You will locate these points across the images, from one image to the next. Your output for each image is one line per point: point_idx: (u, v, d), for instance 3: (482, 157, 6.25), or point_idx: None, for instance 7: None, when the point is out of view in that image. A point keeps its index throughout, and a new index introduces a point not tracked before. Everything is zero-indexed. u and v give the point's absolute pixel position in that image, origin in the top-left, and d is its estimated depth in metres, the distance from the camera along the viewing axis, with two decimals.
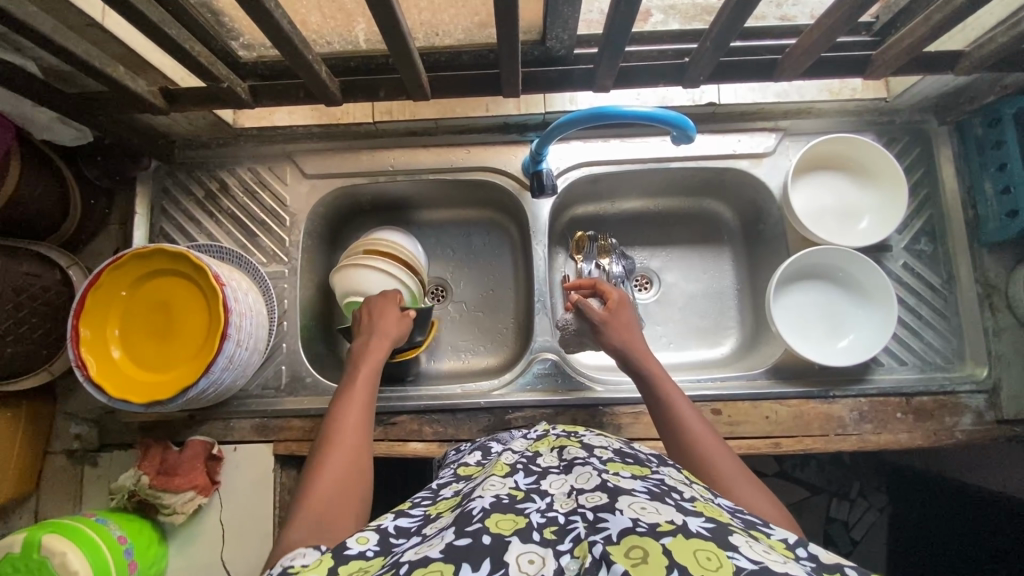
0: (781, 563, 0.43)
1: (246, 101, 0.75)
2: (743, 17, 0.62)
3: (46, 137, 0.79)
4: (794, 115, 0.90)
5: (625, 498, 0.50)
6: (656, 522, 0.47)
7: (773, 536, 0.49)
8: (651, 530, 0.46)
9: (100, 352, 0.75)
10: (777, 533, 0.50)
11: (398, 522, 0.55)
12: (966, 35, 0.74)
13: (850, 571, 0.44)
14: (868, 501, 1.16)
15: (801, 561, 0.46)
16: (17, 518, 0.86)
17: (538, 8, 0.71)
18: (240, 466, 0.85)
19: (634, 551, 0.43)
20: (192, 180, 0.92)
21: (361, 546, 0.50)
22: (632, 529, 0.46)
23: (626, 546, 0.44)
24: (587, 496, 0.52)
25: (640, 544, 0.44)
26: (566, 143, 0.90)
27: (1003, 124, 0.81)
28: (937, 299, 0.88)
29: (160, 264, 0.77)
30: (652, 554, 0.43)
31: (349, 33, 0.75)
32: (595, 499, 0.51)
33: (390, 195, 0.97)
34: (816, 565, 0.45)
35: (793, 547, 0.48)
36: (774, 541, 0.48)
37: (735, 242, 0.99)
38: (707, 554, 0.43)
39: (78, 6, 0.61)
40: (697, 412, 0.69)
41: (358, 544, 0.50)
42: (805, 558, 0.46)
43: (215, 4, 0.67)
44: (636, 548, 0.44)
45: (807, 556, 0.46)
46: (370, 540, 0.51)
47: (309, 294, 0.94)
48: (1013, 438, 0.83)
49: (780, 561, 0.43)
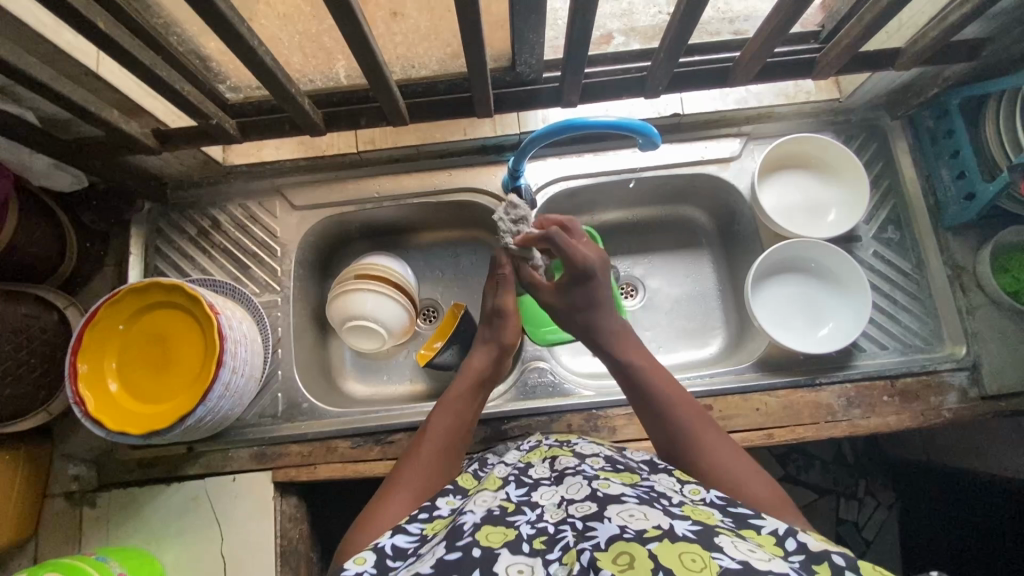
0: (766, 562, 0.43)
1: (234, 136, 0.79)
2: (689, 30, 0.68)
3: (44, 183, 0.82)
4: (756, 120, 0.95)
5: (614, 506, 0.50)
6: (643, 528, 0.47)
7: (762, 531, 0.50)
8: (637, 535, 0.46)
9: (96, 388, 0.76)
10: (766, 525, 0.51)
11: (395, 541, 0.56)
12: (903, 33, 0.80)
13: (836, 557, 0.45)
14: (877, 499, 1.15)
15: (789, 557, 0.47)
16: (14, 565, 0.85)
17: (505, 36, 0.76)
18: (240, 495, 0.85)
19: (621, 557, 0.44)
20: (184, 219, 0.95)
21: (358, 566, 0.53)
22: (619, 536, 0.46)
23: (613, 552, 0.44)
24: (576, 506, 0.52)
25: (628, 549, 0.44)
26: (542, 161, 0.95)
27: (951, 115, 0.86)
28: (910, 283, 0.91)
29: (155, 297, 0.79)
30: (639, 559, 0.44)
31: (330, 70, 0.80)
32: (585, 508, 0.51)
33: (377, 221, 1.00)
34: (804, 558, 0.46)
35: (781, 539, 0.49)
36: (763, 537, 0.49)
37: (714, 244, 1.03)
38: (693, 556, 0.43)
39: (74, 57, 0.65)
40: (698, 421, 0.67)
41: (355, 566, 0.52)
42: (793, 553, 0.47)
43: (203, 51, 0.71)
44: (622, 554, 0.44)
45: (794, 550, 0.47)
46: (369, 559, 0.53)
47: (303, 322, 0.96)
48: (1000, 413, 0.85)
49: (765, 558, 0.44)
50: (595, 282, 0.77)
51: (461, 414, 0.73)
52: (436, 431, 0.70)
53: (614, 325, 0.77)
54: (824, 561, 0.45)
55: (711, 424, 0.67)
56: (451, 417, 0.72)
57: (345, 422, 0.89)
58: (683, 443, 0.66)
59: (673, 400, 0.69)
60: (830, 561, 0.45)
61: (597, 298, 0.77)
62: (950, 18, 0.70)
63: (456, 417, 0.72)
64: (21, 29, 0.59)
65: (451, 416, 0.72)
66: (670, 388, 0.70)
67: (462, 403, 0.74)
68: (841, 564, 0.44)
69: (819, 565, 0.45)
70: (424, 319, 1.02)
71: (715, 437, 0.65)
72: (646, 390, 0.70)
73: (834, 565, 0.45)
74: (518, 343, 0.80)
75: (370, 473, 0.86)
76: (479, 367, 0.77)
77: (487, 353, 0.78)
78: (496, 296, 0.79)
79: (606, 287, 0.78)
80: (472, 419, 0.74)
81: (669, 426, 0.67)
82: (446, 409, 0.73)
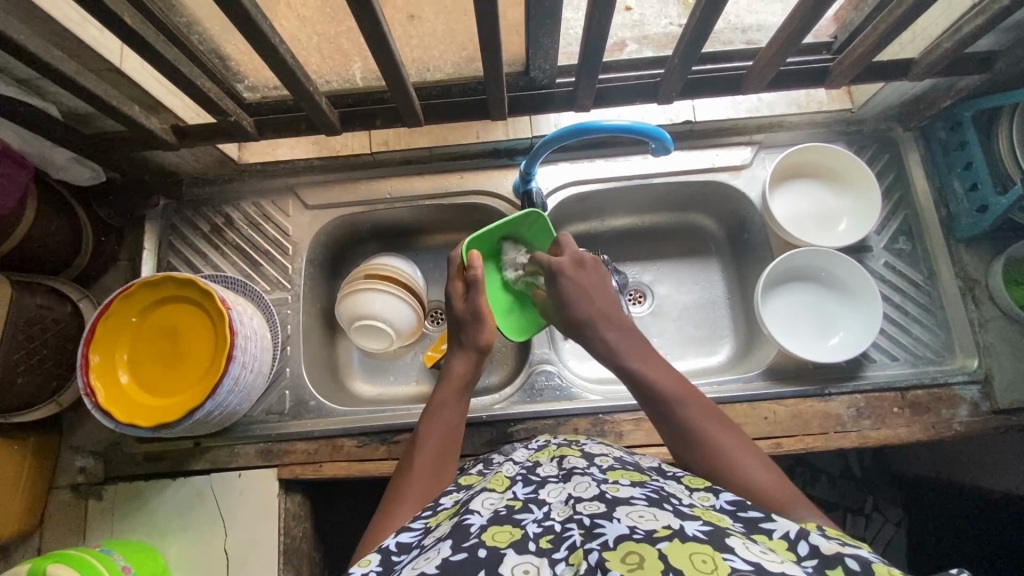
0: (777, 564, 0.41)
1: (251, 134, 0.80)
2: (704, 36, 0.68)
3: (62, 177, 0.84)
4: (767, 129, 0.95)
5: (623, 507, 0.48)
6: (653, 528, 0.45)
7: (774, 535, 0.48)
8: (648, 536, 0.44)
9: (106, 379, 0.77)
10: (777, 528, 0.48)
11: (399, 538, 0.55)
12: (917, 44, 0.80)
13: (850, 561, 0.43)
14: (884, 516, 1.11)
15: (802, 563, 0.45)
16: (18, 556, 0.85)
17: (520, 42, 0.77)
18: (245, 492, 0.85)
19: (630, 556, 0.42)
20: (198, 216, 0.96)
21: (363, 568, 0.51)
22: (628, 535, 0.44)
23: (622, 552, 0.43)
24: (584, 504, 0.50)
25: (637, 549, 0.43)
26: (553, 165, 0.95)
27: (964, 126, 0.85)
28: (920, 295, 0.90)
29: (168, 292, 0.80)
30: (649, 559, 0.42)
31: (346, 71, 0.80)
32: (593, 507, 0.49)
33: (388, 223, 1.01)
34: (818, 562, 0.44)
35: (794, 543, 0.46)
36: (774, 542, 0.47)
37: (723, 252, 1.03)
38: (702, 557, 0.41)
39: (100, 51, 0.66)
40: (708, 422, 0.64)
41: (361, 567, 0.51)
42: (806, 557, 0.45)
43: (222, 50, 0.72)
44: (632, 553, 0.42)
45: (807, 554, 0.45)
46: (373, 560, 0.52)
47: (313, 320, 0.96)
48: (1011, 428, 0.84)
49: (777, 560, 0.42)
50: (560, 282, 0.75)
51: (448, 421, 0.70)
52: (427, 444, 0.68)
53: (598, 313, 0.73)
54: (838, 565, 0.43)
55: (721, 420, 0.64)
56: (440, 426, 0.69)
57: (351, 421, 0.89)
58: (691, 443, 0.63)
59: (678, 402, 0.66)
60: (844, 565, 0.43)
61: (571, 292, 0.74)
62: (964, 30, 0.70)
63: (445, 425, 0.69)
64: (49, 22, 0.60)
65: (439, 426, 0.69)
66: (672, 387, 0.67)
67: (447, 408, 0.70)
68: (854, 568, 0.42)
69: (831, 569, 0.43)
70: (431, 320, 1.03)
71: (723, 432, 0.63)
72: (645, 393, 0.68)
73: (848, 568, 0.43)
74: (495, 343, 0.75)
75: (376, 472, 0.86)
76: (462, 371, 0.73)
77: (468, 357, 0.74)
78: (468, 298, 0.75)
79: (581, 279, 0.75)
80: (460, 424, 0.71)
81: (675, 425, 0.65)
82: (433, 418, 0.70)
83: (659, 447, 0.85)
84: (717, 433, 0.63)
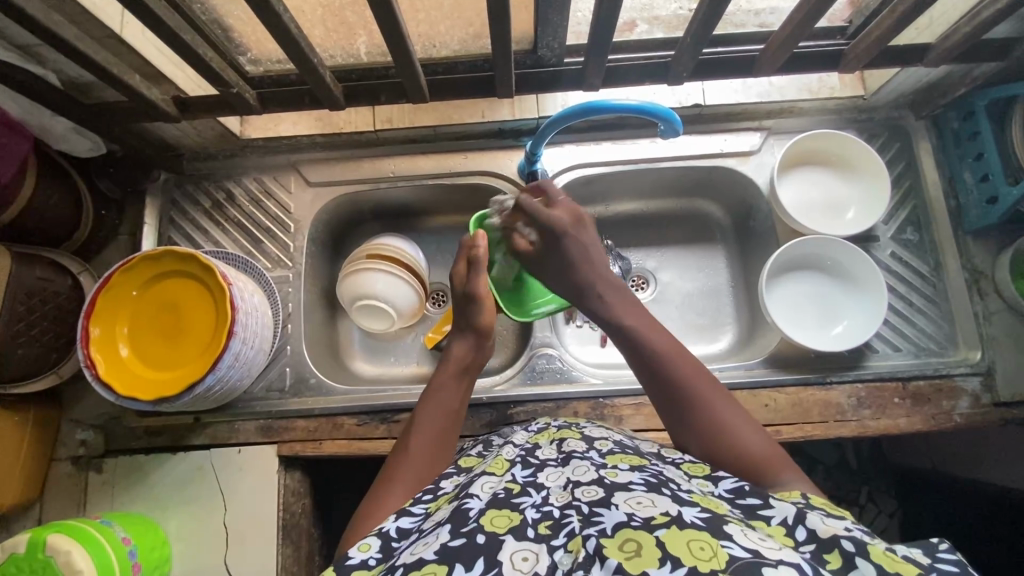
0: (776, 552, 0.41)
1: (254, 107, 0.79)
2: (717, 15, 0.66)
3: (61, 147, 0.82)
4: (777, 115, 0.94)
5: (620, 494, 0.48)
6: (651, 516, 0.45)
7: (771, 521, 0.47)
8: (645, 523, 0.44)
9: (107, 351, 0.77)
10: (775, 515, 0.48)
11: (400, 523, 0.54)
12: (934, 29, 0.79)
13: (846, 542, 0.43)
14: (878, 506, 1.12)
15: (800, 549, 0.44)
16: (19, 526, 0.86)
17: (529, 19, 0.75)
18: (245, 468, 0.85)
19: (628, 544, 0.42)
20: (200, 191, 0.96)
21: (363, 553, 0.51)
22: (626, 523, 0.44)
23: (619, 539, 0.43)
24: (583, 490, 0.50)
25: (634, 536, 0.43)
26: (559, 147, 0.94)
27: (977, 116, 0.84)
28: (926, 286, 0.90)
29: (168, 266, 0.79)
30: (646, 547, 0.42)
31: (351, 46, 0.79)
32: (591, 493, 0.49)
33: (391, 203, 1.00)
34: (814, 547, 0.44)
35: (791, 528, 0.46)
36: (773, 529, 0.47)
37: (728, 239, 1.02)
38: (701, 544, 0.41)
39: (100, 18, 0.65)
40: (699, 382, 0.63)
41: (360, 553, 0.51)
42: (804, 543, 0.45)
43: (225, 21, 0.71)
44: (629, 542, 0.42)
45: (805, 538, 0.45)
46: (373, 546, 0.52)
47: (314, 298, 0.96)
48: (1011, 420, 0.84)
49: (775, 547, 0.42)
50: (560, 246, 0.72)
51: (447, 404, 0.69)
52: (422, 427, 0.67)
53: (598, 278, 0.72)
54: (834, 548, 0.43)
55: (713, 384, 0.63)
56: (437, 407, 0.68)
57: (353, 399, 0.89)
58: (676, 403, 0.62)
59: (666, 358, 0.64)
60: (840, 548, 0.43)
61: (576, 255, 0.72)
62: (983, 15, 0.69)
63: (443, 408, 0.69)
64: None
65: (437, 408, 0.68)
66: (664, 345, 0.65)
67: (447, 391, 0.70)
68: (851, 550, 0.42)
69: (829, 554, 0.43)
70: (432, 302, 1.02)
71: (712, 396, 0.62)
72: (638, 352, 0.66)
73: (845, 552, 0.43)
74: (495, 325, 0.75)
75: (374, 451, 0.86)
76: (462, 354, 0.73)
77: (468, 340, 0.73)
78: (469, 279, 0.75)
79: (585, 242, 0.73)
80: (461, 407, 0.70)
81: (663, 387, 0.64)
82: (431, 400, 0.69)
83: (659, 432, 0.85)
84: (706, 394, 0.62)
